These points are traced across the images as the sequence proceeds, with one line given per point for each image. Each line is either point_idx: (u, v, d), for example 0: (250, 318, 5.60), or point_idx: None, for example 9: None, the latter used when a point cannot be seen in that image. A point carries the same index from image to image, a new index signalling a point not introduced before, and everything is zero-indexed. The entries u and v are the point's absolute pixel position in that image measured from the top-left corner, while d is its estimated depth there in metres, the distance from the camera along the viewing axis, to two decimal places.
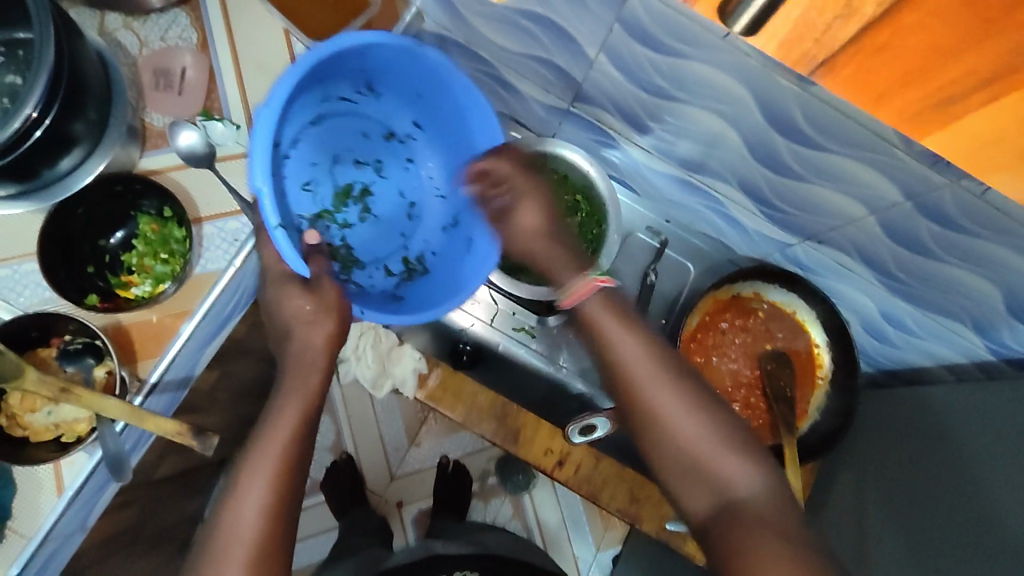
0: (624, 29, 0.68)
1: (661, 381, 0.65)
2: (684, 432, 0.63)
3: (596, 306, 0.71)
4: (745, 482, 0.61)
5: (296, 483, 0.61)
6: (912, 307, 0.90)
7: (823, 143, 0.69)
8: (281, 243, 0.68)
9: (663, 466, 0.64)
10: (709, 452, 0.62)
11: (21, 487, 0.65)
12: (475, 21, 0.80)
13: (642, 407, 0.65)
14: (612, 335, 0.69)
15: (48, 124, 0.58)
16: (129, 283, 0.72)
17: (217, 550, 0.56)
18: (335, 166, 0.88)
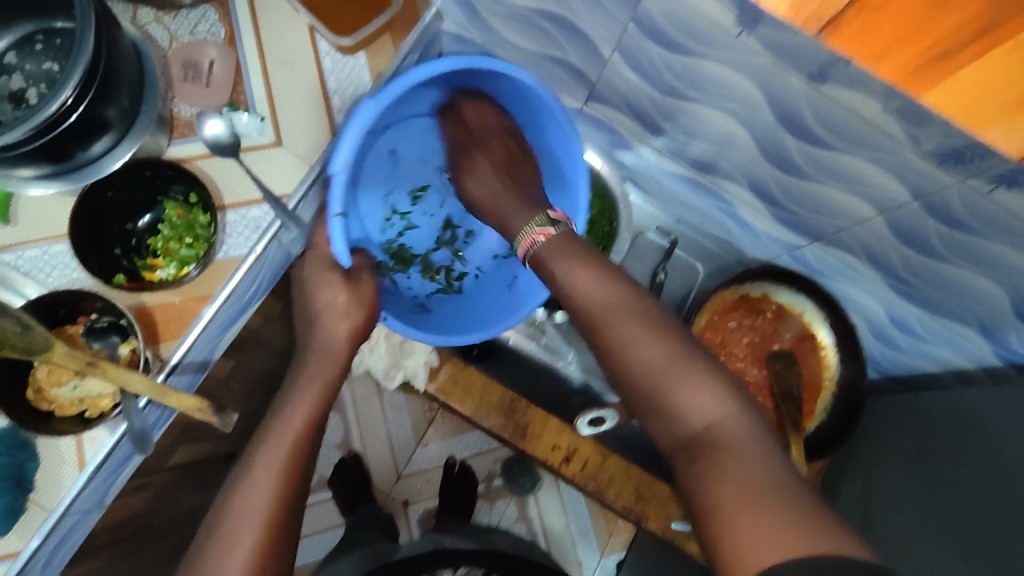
0: (639, 28, 0.71)
1: (613, 313, 0.66)
2: (649, 359, 0.63)
3: (549, 250, 0.73)
4: (716, 410, 0.60)
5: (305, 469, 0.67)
6: (919, 310, 0.90)
7: (833, 143, 0.71)
8: (335, 230, 0.76)
9: (638, 395, 0.64)
10: (668, 377, 0.62)
11: (44, 459, 0.67)
12: (494, 21, 0.84)
13: (610, 328, 0.66)
14: (570, 266, 0.71)
15: (82, 110, 0.60)
16: (154, 265, 0.75)
17: (230, 519, 0.61)
18: (403, 170, 0.93)
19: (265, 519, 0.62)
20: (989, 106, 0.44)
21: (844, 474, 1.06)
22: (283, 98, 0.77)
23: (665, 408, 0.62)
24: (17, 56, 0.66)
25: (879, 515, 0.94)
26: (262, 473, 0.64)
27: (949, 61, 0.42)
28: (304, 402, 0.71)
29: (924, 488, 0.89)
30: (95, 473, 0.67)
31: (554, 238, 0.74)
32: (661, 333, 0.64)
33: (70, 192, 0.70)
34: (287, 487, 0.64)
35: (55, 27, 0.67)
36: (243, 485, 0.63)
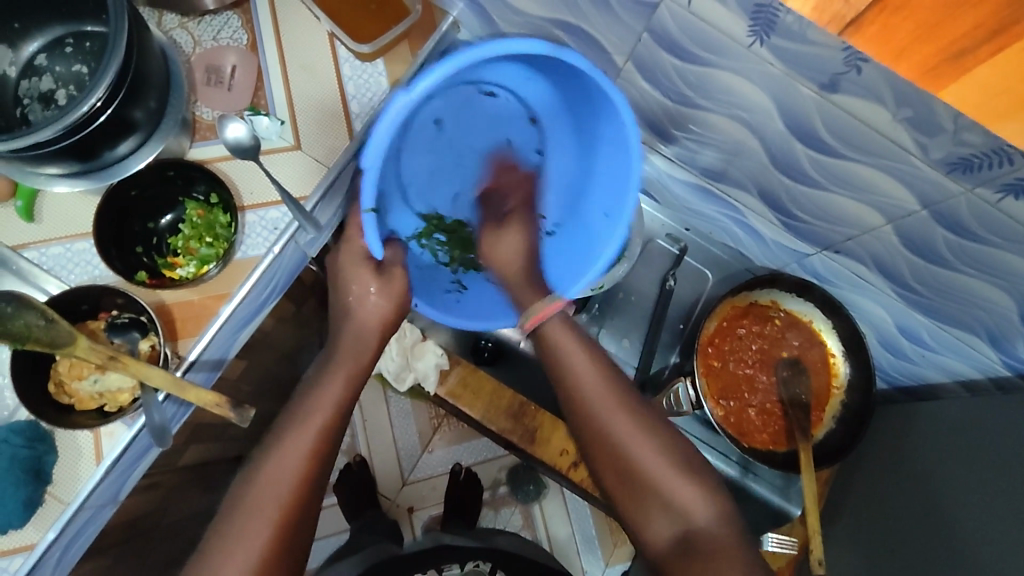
0: (653, 38, 0.72)
1: (608, 400, 0.77)
2: (643, 459, 0.75)
3: (553, 325, 0.82)
4: (697, 507, 0.72)
5: (321, 469, 0.68)
6: (927, 320, 0.91)
7: (843, 152, 0.72)
8: (369, 225, 0.74)
9: (619, 482, 0.76)
10: (657, 472, 0.74)
11: (63, 453, 0.68)
12: (509, 31, 0.86)
13: (604, 421, 0.76)
14: (575, 362, 0.79)
15: (111, 111, 0.62)
16: (174, 263, 0.76)
17: (252, 498, 0.64)
18: (451, 143, 0.87)
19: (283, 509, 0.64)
20: (1005, 111, 0.44)
21: (851, 483, 1.06)
22: (303, 104, 0.79)
23: (646, 495, 0.74)
24: (48, 59, 0.68)
25: (886, 525, 0.94)
26: (276, 474, 0.65)
27: (960, 61, 0.41)
28: (326, 401, 0.71)
29: (931, 497, 0.89)
30: (113, 467, 0.68)
31: (557, 320, 0.82)
32: (650, 435, 0.76)
33: (93, 191, 0.72)
34: (300, 490, 0.65)
35: (86, 32, 0.69)
36: (257, 485, 0.65)
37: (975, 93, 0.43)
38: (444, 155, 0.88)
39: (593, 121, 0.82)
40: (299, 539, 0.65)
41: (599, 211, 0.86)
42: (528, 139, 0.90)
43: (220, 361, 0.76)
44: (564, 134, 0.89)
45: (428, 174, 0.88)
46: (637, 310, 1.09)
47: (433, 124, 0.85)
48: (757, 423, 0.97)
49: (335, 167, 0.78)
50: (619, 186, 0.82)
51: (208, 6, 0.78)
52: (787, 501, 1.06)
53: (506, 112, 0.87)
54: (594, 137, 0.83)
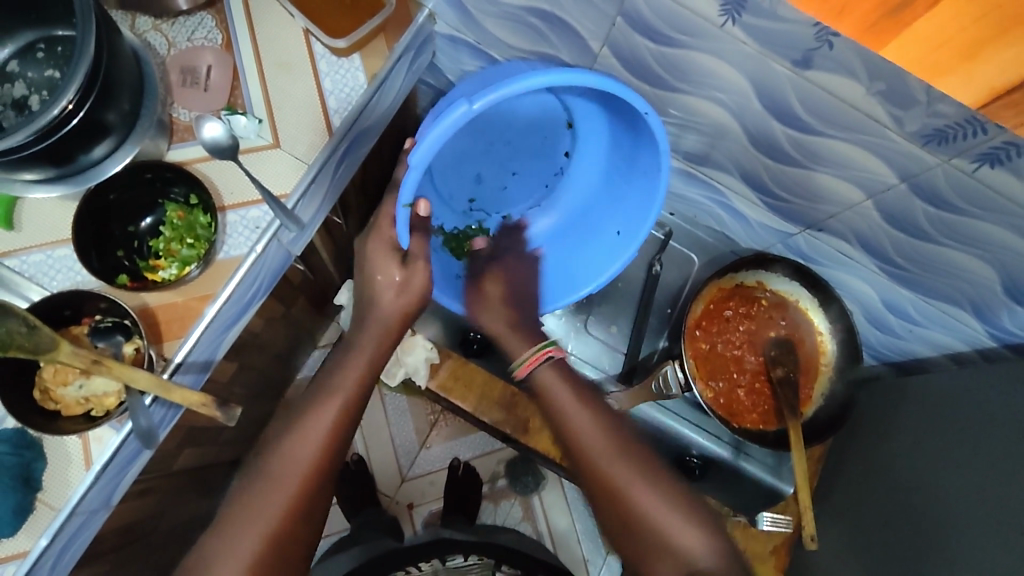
0: (626, 21, 0.72)
1: (606, 441, 0.76)
2: (644, 504, 0.71)
3: (549, 375, 0.81)
4: (703, 551, 0.69)
5: (337, 458, 0.69)
6: (912, 294, 0.92)
7: (818, 128, 0.73)
8: (403, 218, 0.73)
9: (623, 531, 0.72)
10: (657, 515, 0.71)
11: (52, 459, 0.68)
12: (485, 20, 0.86)
13: (604, 470, 0.74)
14: (569, 407, 0.79)
15: (83, 115, 0.62)
16: (156, 266, 0.76)
17: (274, 471, 0.66)
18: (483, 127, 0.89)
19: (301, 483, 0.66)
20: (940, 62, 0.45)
21: (844, 460, 1.07)
22: (281, 102, 0.79)
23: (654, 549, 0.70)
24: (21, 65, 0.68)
25: (880, 499, 0.95)
26: (295, 459, 0.67)
27: (899, 16, 0.42)
28: (345, 384, 0.73)
29: (921, 469, 0.90)
30: (102, 472, 0.67)
31: (553, 367, 0.82)
32: (652, 475, 0.74)
33: (72, 197, 0.72)
34: (314, 478, 0.67)
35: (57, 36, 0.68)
36: (274, 470, 0.66)
37: (917, 48, 0.44)
38: (476, 137, 0.90)
39: (627, 142, 0.85)
40: (315, 515, 0.67)
41: (610, 229, 0.92)
42: (559, 140, 0.92)
43: (210, 362, 0.76)
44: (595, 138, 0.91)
45: (457, 157, 0.92)
46: (625, 297, 1.09)
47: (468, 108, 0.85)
48: (748, 402, 0.98)
49: (317, 162, 0.77)
50: (635, 210, 0.87)
51: (181, 7, 0.77)
52: (781, 480, 1.07)
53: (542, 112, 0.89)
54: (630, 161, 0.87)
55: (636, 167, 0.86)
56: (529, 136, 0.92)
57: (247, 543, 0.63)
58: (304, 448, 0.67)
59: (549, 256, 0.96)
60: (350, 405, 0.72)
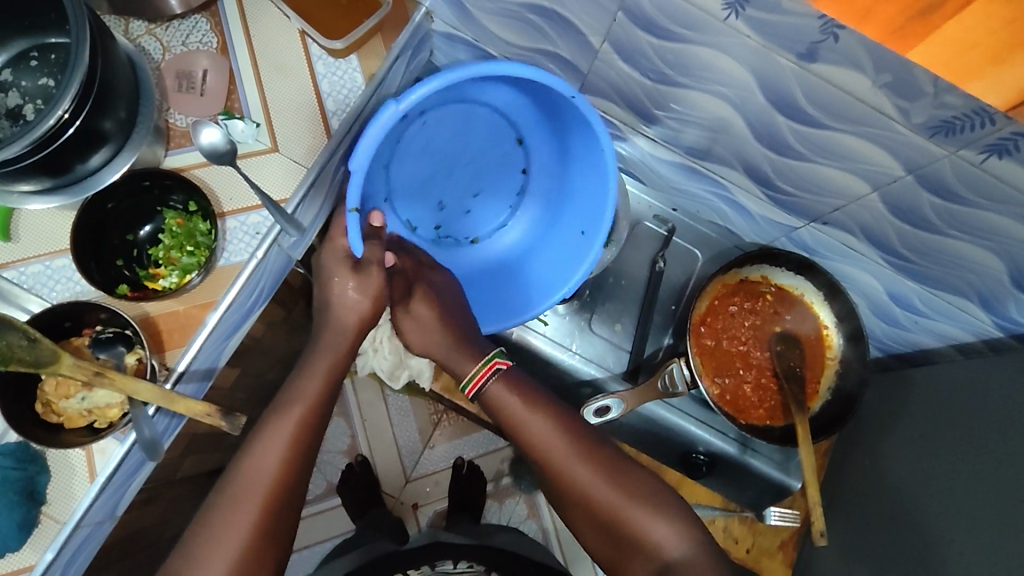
0: (628, 17, 0.71)
1: (563, 450, 0.78)
2: (614, 504, 0.76)
3: (497, 388, 0.80)
4: (673, 542, 0.74)
5: (306, 463, 0.70)
6: (918, 286, 0.91)
7: (823, 121, 0.72)
8: (354, 224, 0.74)
9: (595, 532, 0.77)
10: (626, 517, 0.76)
11: (56, 472, 0.67)
12: (483, 18, 0.85)
13: (567, 481, 0.77)
14: (525, 422, 0.79)
15: (78, 124, 0.60)
16: (156, 275, 0.75)
17: (239, 487, 0.66)
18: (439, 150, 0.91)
19: (268, 494, 0.66)
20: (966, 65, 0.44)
21: (850, 454, 1.07)
22: (279, 105, 0.78)
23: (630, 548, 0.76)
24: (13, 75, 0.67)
25: (888, 491, 0.95)
26: (259, 465, 0.67)
27: (926, 20, 0.42)
28: (310, 390, 0.73)
29: (929, 461, 0.90)
30: (106, 484, 0.67)
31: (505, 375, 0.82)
32: (618, 480, 0.77)
33: (70, 207, 0.71)
34: (281, 484, 0.67)
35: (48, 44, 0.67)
36: (239, 483, 0.66)
37: (943, 51, 0.44)
38: (433, 161, 0.91)
39: (575, 144, 0.88)
40: (286, 520, 0.68)
41: (575, 229, 0.92)
42: (514, 155, 0.94)
43: (211, 373, 0.75)
44: (547, 150, 0.94)
45: (419, 180, 0.92)
46: (628, 293, 1.08)
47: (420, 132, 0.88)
48: (754, 398, 0.97)
49: (314, 168, 0.76)
50: (595, 202, 0.88)
51: (175, 10, 0.76)
52: (787, 474, 1.07)
53: (493, 128, 0.91)
54: (582, 158, 0.89)
55: (588, 161, 0.88)
56: (486, 154, 0.94)
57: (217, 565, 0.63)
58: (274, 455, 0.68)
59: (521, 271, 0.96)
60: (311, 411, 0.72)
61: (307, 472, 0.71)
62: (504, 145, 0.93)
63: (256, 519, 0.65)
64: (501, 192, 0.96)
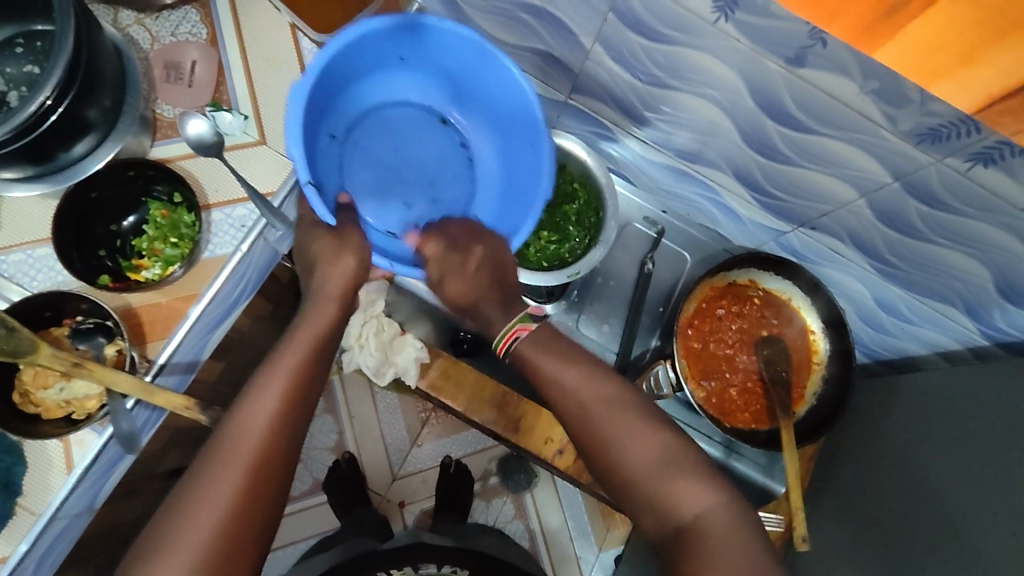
0: (619, 18, 0.71)
1: (607, 404, 0.70)
2: (637, 456, 0.67)
3: (529, 346, 0.73)
4: (700, 501, 0.64)
5: (294, 441, 0.64)
6: (905, 292, 0.91)
7: (812, 125, 0.72)
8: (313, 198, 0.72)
9: (636, 500, 0.67)
10: (666, 480, 0.65)
11: (33, 463, 0.66)
12: (475, 15, 0.85)
13: (608, 442, 0.68)
14: (566, 375, 0.71)
15: (62, 111, 0.60)
16: (139, 266, 0.74)
17: (224, 448, 0.61)
18: (381, 159, 0.89)
19: (254, 458, 0.61)
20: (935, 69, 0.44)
21: (835, 460, 1.07)
22: (268, 98, 0.77)
23: (666, 519, 0.65)
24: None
25: (872, 497, 0.95)
26: (244, 437, 0.62)
27: (892, 21, 0.41)
28: (297, 354, 0.68)
29: (911, 468, 0.90)
30: (84, 476, 0.66)
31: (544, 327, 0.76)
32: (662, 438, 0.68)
33: (53, 195, 0.70)
34: (267, 460, 0.61)
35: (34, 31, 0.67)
36: (226, 444, 0.61)
37: (911, 51, 0.43)
38: (381, 172, 0.89)
39: (491, 97, 0.85)
40: (275, 484, 0.62)
41: (524, 141, 0.86)
42: (446, 136, 0.91)
43: (192, 366, 0.74)
44: (472, 118, 0.91)
45: (376, 193, 0.88)
46: (617, 294, 1.08)
47: (354, 153, 0.87)
48: (740, 402, 0.98)
49: None
50: (522, 112, 0.82)
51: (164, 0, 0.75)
52: (772, 478, 1.07)
53: (416, 121, 0.90)
54: (490, 96, 0.85)
55: (494, 90, 0.84)
56: (420, 144, 0.91)
57: (198, 529, 0.57)
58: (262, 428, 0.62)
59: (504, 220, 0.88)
60: (303, 373, 0.67)
61: (300, 439, 0.65)
62: (434, 134, 0.91)
63: (236, 496, 0.59)
64: (456, 175, 0.92)
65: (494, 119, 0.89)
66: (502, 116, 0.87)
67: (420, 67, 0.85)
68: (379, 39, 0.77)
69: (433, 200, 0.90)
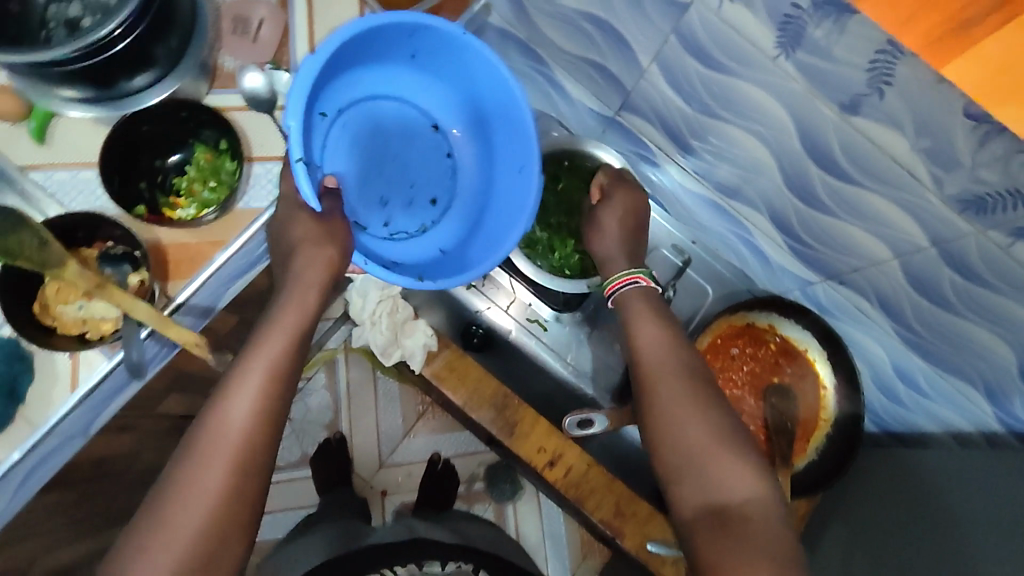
0: (679, 40, 0.73)
1: (671, 379, 0.68)
2: (689, 426, 0.64)
3: (630, 294, 0.75)
4: (744, 486, 0.61)
5: (278, 427, 0.61)
6: (924, 363, 0.90)
7: (856, 177, 0.71)
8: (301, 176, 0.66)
9: (689, 490, 0.63)
10: (726, 474, 0.62)
11: (39, 375, 0.67)
12: (539, 19, 0.86)
13: (670, 419, 0.66)
14: (647, 330, 0.71)
15: (128, 42, 0.62)
16: (175, 204, 0.76)
17: (207, 437, 0.57)
18: (365, 150, 0.81)
19: (239, 447, 0.58)
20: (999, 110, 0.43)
21: (826, 525, 1.05)
22: None
23: (721, 525, 0.59)
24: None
25: (858, 567, 0.93)
26: (220, 438, 0.58)
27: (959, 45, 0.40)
28: (282, 334, 0.63)
29: (902, 543, 0.88)
30: (86, 398, 0.67)
31: (631, 292, 0.75)
32: (725, 431, 0.64)
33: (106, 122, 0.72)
34: (254, 448, 0.58)
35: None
36: (208, 433, 0.58)
37: (978, 74, 0.40)
38: (360, 164, 0.81)
39: (489, 113, 0.81)
40: (263, 470, 0.59)
41: (511, 167, 0.82)
42: (434, 145, 0.85)
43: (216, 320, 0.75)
44: (465, 132, 0.85)
45: (353, 182, 0.80)
46: None
47: (337, 136, 0.79)
48: None
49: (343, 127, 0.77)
50: (520, 140, 0.79)
51: None
52: None
53: (407, 119, 0.83)
54: (493, 116, 0.81)
55: (496, 111, 0.80)
56: (407, 147, 0.84)
57: (183, 519, 0.55)
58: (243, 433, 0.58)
59: (477, 247, 0.83)
60: (288, 355, 0.63)
61: (285, 423, 0.62)
62: (425, 137, 0.84)
63: (210, 507, 0.56)
64: (432, 188, 0.85)
65: (487, 137, 0.83)
66: (498, 137, 0.82)
67: (431, 62, 0.80)
68: (395, 28, 0.73)
69: (408, 205, 0.84)
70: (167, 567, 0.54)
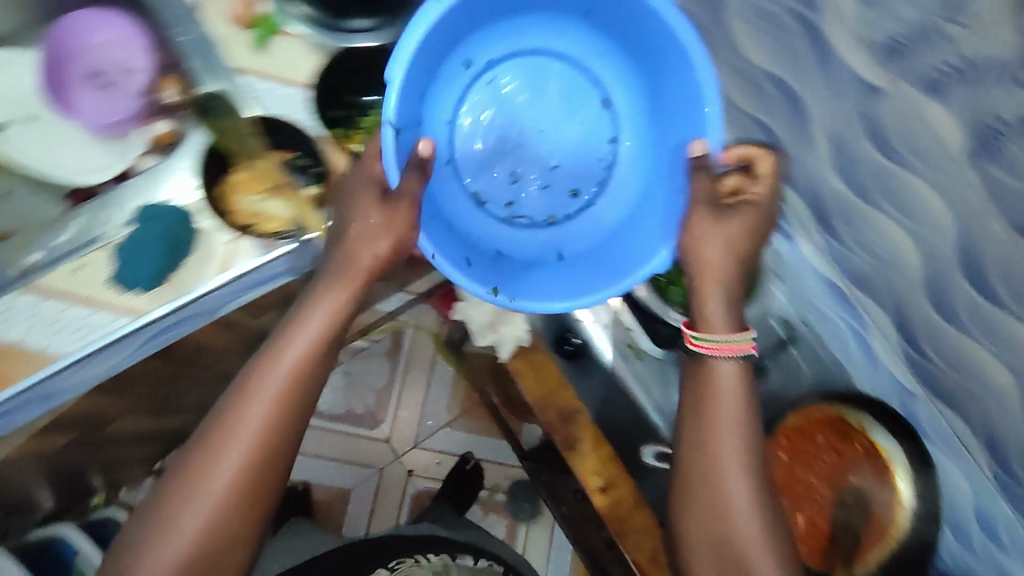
0: (862, 121, 0.75)
1: (728, 457, 0.69)
2: (732, 509, 0.69)
3: (730, 369, 0.70)
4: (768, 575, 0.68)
5: (293, 434, 0.68)
6: (1013, 514, 0.85)
7: (1005, 300, 0.70)
8: (385, 137, 0.70)
9: (708, 558, 0.70)
10: (750, 550, 0.68)
11: (199, 249, 0.74)
12: (724, 68, 0.90)
13: (715, 491, 0.69)
14: (722, 408, 0.70)
15: None
16: (351, 139, 0.79)
17: (221, 434, 0.65)
18: (516, 114, 0.90)
19: (257, 445, 0.65)
20: None
21: None
22: None
23: None
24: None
25: None
26: (229, 435, 0.65)
27: None
28: (304, 337, 0.67)
29: None
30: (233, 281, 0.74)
31: (728, 367, 0.70)
32: (759, 510, 0.69)
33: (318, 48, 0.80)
34: (265, 450, 0.66)
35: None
36: (226, 425, 0.65)
37: None
38: (508, 135, 0.90)
39: (666, 96, 0.82)
40: (280, 463, 0.67)
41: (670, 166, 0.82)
42: (598, 122, 0.90)
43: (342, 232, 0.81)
44: (639, 113, 0.88)
45: (486, 151, 0.89)
46: None
47: (485, 92, 0.88)
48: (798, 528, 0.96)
49: None
50: (685, 121, 0.78)
51: None
52: None
53: (578, 85, 0.90)
54: (669, 112, 0.82)
55: (671, 100, 0.81)
56: (570, 118, 0.90)
57: (204, 503, 0.65)
58: (260, 411, 0.66)
59: (593, 256, 0.86)
60: (308, 363, 0.67)
61: (303, 424, 0.69)
62: (593, 111, 0.90)
63: (230, 475, 0.65)
64: (570, 171, 0.90)
65: (656, 119, 0.86)
66: (667, 124, 0.83)
67: (611, 32, 0.85)
68: None
69: (547, 183, 0.90)
70: (184, 553, 0.64)
